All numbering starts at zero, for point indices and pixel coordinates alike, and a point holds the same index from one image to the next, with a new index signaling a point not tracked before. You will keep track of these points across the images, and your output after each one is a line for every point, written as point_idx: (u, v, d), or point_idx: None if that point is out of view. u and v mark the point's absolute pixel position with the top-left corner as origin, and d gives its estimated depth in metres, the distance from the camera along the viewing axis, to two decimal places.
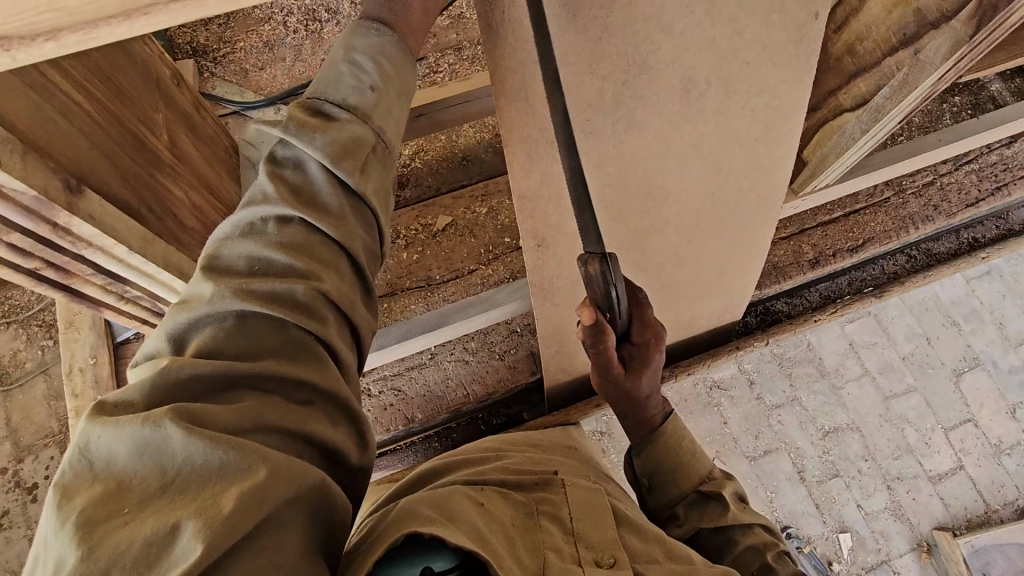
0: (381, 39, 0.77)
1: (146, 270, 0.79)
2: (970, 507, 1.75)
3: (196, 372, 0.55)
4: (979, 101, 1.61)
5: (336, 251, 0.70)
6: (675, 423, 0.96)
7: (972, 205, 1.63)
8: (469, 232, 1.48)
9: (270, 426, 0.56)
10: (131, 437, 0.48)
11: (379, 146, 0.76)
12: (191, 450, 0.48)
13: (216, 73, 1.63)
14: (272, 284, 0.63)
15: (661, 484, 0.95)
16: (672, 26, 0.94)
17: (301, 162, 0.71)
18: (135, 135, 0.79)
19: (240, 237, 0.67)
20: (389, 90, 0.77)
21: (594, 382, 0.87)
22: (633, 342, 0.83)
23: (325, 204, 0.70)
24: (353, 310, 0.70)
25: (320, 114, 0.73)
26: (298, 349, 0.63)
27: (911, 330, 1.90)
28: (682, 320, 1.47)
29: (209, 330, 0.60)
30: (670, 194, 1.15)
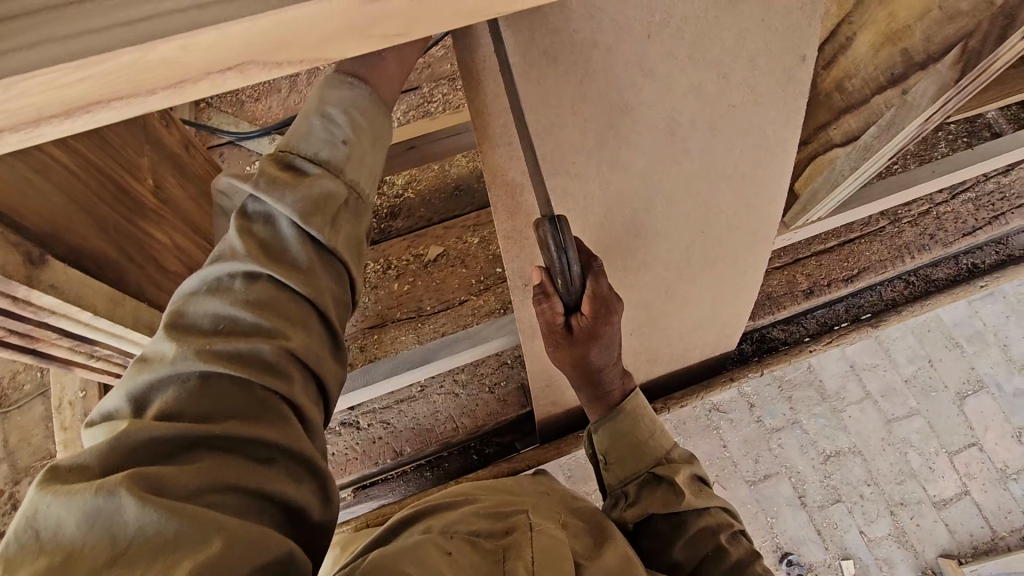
0: (355, 94, 0.74)
1: (115, 332, 0.78)
2: (976, 534, 1.70)
3: (152, 434, 0.52)
4: (974, 129, 1.60)
5: (303, 308, 0.67)
6: (633, 402, 0.97)
7: (969, 233, 1.62)
8: (460, 263, 1.48)
9: (231, 485, 0.54)
10: (83, 506, 0.47)
11: (352, 199, 0.73)
12: (144, 520, 0.47)
13: (212, 104, 1.65)
14: (235, 343, 0.60)
15: (618, 461, 0.95)
16: (653, 68, 0.93)
17: (270, 216, 0.68)
18: (118, 184, 0.80)
19: (207, 293, 0.64)
20: (362, 143, 0.74)
21: (548, 346, 0.90)
22: (581, 315, 0.83)
23: (294, 260, 0.67)
24: (322, 367, 0.68)
25: (291, 169, 0.70)
26: (261, 408, 0.60)
27: (913, 352, 1.83)
28: (675, 351, 1.47)
29: (168, 393, 0.57)
30: (659, 230, 1.15)
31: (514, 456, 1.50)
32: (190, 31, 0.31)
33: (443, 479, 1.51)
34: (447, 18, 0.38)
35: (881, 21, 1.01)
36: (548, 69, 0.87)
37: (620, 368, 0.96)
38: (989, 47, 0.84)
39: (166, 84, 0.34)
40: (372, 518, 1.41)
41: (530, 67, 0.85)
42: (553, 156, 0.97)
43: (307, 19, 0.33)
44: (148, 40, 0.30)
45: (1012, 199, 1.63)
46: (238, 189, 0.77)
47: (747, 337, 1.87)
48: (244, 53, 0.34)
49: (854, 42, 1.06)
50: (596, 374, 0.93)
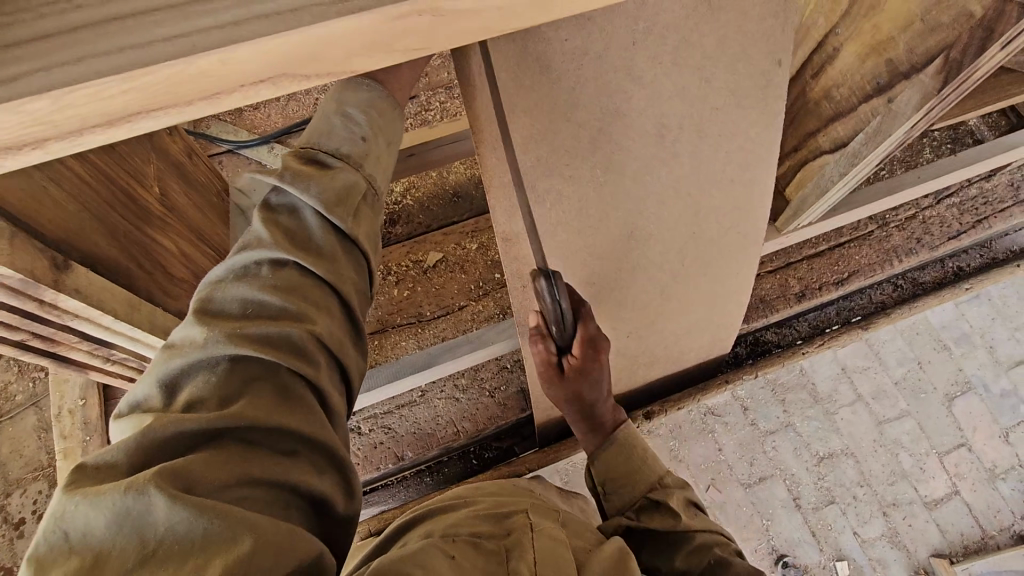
0: (372, 95, 0.77)
1: (134, 335, 0.81)
2: (967, 533, 1.73)
3: (180, 429, 0.54)
4: (957, 135, 1.65)
5: (326, 293, 0.69)
6: (624, 433, 1.06)
7: (954, 237, 1.66)
8: (458, 268, 1.50)
9: (255, 480, 0.55)
10: (112, 506, 0.48)
11: (370, 193, 0.75)
12: (175, 518, 0.48)
13: (211, 112, 1.66)
14: (264, 327, 0.62)
15: (615, 489, 1.00)
16: (645, 77, 0.97)
17: (294, 206, 0.70)
18: (128, 193, 0.81)
19: (234, 280, 0.66)
20: (377, 141, 0.78)
21: (544, 384, 1.01)
22: (572, 356, 0.94)
23: (319, 248, 0.69)
24: (344, 356, 0.70)
25: (314, 163, 0.73)
26: (286, 394, 0.61)
27: (902, 354, 1.87)
28: (670, 354, 1.50)
29: (199, 378, 0.59)
30: (655, 234, 1.18)
31: (513, 460, 1.52)
32: (228, 46, 0.33)
33: (444, 483, 1.52)
34: (460, 36, 0.40)
35: (865, 32, 1.06)
36: (542, 76, 0.90)
37: (612, 402, 1.05)
38: (969, 58, 0.87)
39: (204, 95, 0.36)
40: (374, 524, 1.42)
41: (524, 75, 0.88)
42: (549, 162, 1.00)
43: (334, 37, 0.35)
44: (186, 54, 0.32)
45: (994, 204, 1.68)
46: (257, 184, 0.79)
47: (741, 340, 1.90)
48: (270, 67, 0.36)
49: (840, 52, 1.11)
50: (589, 410, 1.03)
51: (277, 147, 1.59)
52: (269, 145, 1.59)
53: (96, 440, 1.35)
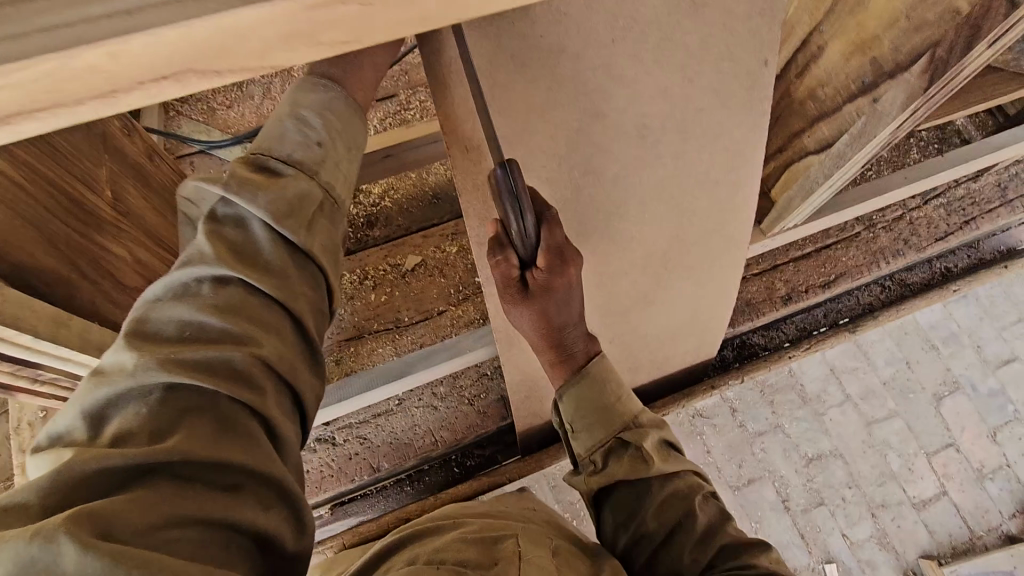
0: (331, 95, 0.75)
1: (64, 354, 0.72)
2: (955, 534, 1.72)
3: (102, 466, 0.49)
4: (944, 135, 1.63)
5: (276, 312, 0.65)
6: (598, 363, 0.91)
7: (942, 238, 1.64)
8: (437, 271, 1.46)
9: (189, 520, 0.50)
10: (11, 558, 0.41)
11: (328, 203, 0.72)
12: (87, 569, 0.42)
13: (183, 112, 1.61)
14: (203, 352, 0.58)
15: (585, 429, 0.89)
16: (622, 75, 0.93)
17: (242, 218, 0.66)
18: (70, 197, 0.76)
19: (173, 299, 0.61)
20: (336, 143, 0.74)
21: (502, 295, 0.84)
22: (536, 269, 0.78)
23: (267, 262, 0.65)
24: (295, 378, 0.65)
25: (265, 170, 0.69)
26: (226, 424, 0.57)
27: (891, 353, 1.85)
28: (655, 359, 1.47)
29: (128, 410, 0.54)
30: (636, 237, 1.14)
31: (495, 469, 1.48)
32: (116, 38, 0.28)
33: (423, 493, 1.48)
34: (396, 29, 0.36)
35: (850, 30, 1.03)
36: (514, 74, 0.86)
37: (583, 329, 0.90)
38: (955, 57, 0.85)
39: (94, 93, 0.31)
40: (349, 538, 1.38)
41: (495, 73, 0.84)
42: (524, 164, 0.96)
43: (244, 28, 0.31)
44: (65, 47, 0.28)
45: (982, 205, 1.66)
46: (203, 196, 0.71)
47: (727, 343, 1.85)
48: (173, 61, 0.31)
49: (824, 51, 1.08)
50: (558, 335, 0.87)
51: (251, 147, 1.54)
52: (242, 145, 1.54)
53: None
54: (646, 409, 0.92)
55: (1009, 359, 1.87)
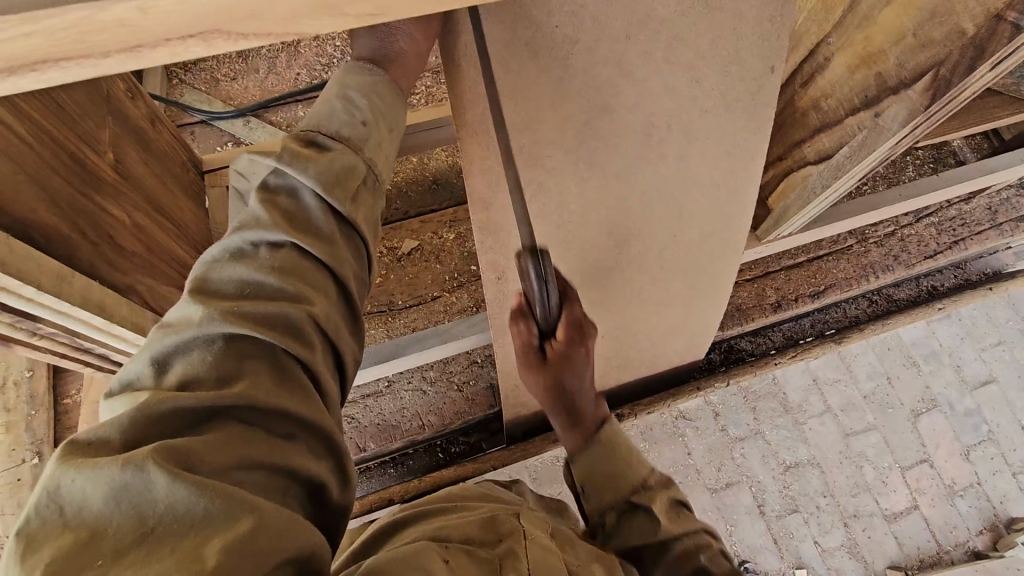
0: (375, 79, 0.77)
1: (62, 309, 0.69)
2: (923, 547, 1.76)
3: (179, 404, 0.50)
4: (940, 156, 1.66)
5: (326, 276, 0.66)
6: (608, 431, 0.96)
7: (931, 256, 1.67)
8: (434, 257, 1.47)
9: (257, 464, 0.52)
10: (108, 483, 0.44)
11: (370, 176, 0.73)
12: (175, 496, 0.44)
13: (185, 80, 1.61)
14: (264, 305, 0.59)
15: (593, 490, 0.92)
16: (635, 72, 0.94)
17: (295, 189, 0.67)
18: (73, 153, 0.76)
19: (230, 260, 0.62)
20: (379, 124, 0.75)
21: (523, 373, 0.94)
22: (556, 341, 0.87)
23: (317, 229, 0.66)
24: (342, 341, 0.66)
25: (312, 145, 0.70)
26: (284, 373, 0.58)
27: (873, 368, 1.89)
28: (644, 358, 1.49)
29: (194, 356, 0.55)
30: (635, 236, 1.16)
31: (479, 456, 1.49)
32: None
33: (408, 474, 1.49)
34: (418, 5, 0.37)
35: (857, 43, 1.04)
36: (529, 64, 0.87)
37: (593, 394, 0.96)
38: (959, 76, 0.86)
39: (119, 45, 0.32)
40: None
41: (511, 63, 0.86)
42: (530, 154, 0.96)
43: None
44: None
45: (972, 226, 1.69)
46: (257, 169, 0.73)
47: (715, 346, 1.86)
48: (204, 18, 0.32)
49: (831, 62, 1.09)
50: (570, 401, 0.95)
51: (253, 121, 1.56)
52: (245, 118, 1.56)
53: (42, 416, 1.29)
54: (657, 471, 0.93)
55: (986, 380, 1.91)
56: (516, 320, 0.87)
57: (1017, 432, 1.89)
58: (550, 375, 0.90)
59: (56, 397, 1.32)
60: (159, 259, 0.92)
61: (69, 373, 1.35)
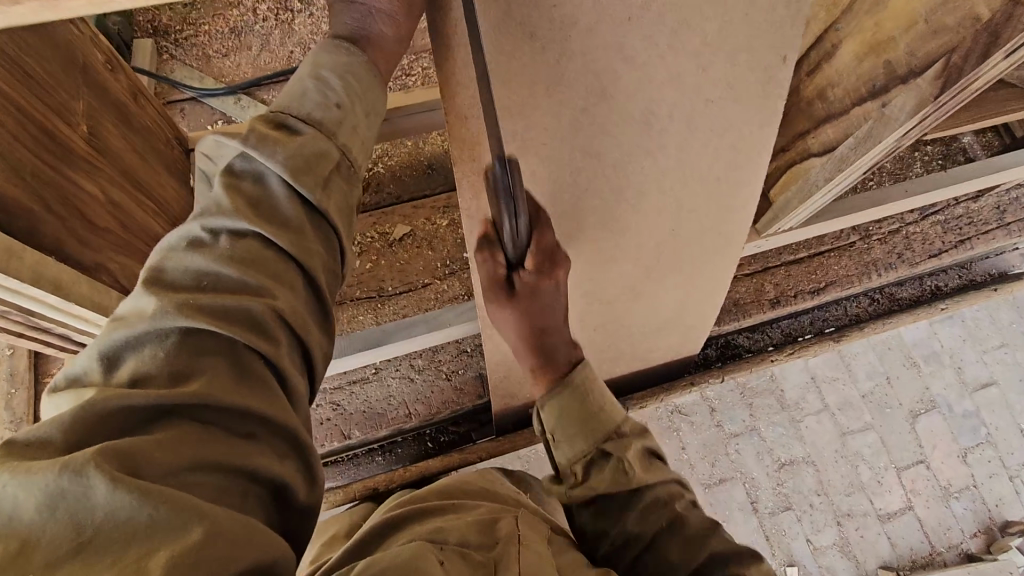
0: (350, 59, 0.73)
1: (16, 288, 0.66)
2: (916, 548, 1.74)
3: (126, 403, 0.48)
4: (950, 151, 1.61)
5: (292, 267, 0.63)
6: (583, 372, 0.93)
7: (935, 255, 1.63)
8: (426, 243, 1.44)
9: (210, 466, 0.50)
10: (43, 489, 0.42)
11: (343, 163, 0.70)
12: (115, 503, 0.43)
13: (176, 56, 1.57)
14: (222, 299, 0.56)
15: (567, 439, 0.90)
16: (632, 55, 0.90)
17: (261, 174, 0.64)
18: (41, 124, 0.73)
19: (188, 250, 0.59)
20: (355, 107, 0.72)
21: (494, 319, 0.96)
22: (523, 270, 0.90)
23: (283, 218, 0.63)
24: (307, 335, 0.63)
25: (283, 128, 0.67)
26: (242, 369, 0.55)
27: (871, 367, 1.86)
28: (637, 351, 1.46)
29: (146, 351, 0.53)
30: (629, 227, 1.13)
31: (467, 447, 1.47)
32: None
33: (395, 463, 1.48)
34: None
35: (866, 30, 0.99)
36: (523, 43, 0.83)
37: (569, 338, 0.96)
38: (971, 65, 0.81)
39: None
40: None
41: (504, 42, 0.82)
42: (522, 139, 0.93)
43: None
44: None
45: (979, 225, 1.65)
46: (222, 152, 0.66)
47: (711, 341, 1.81)
48: None
49: (839, 51, 1.05)
50: (541, 348, 0.94)
51: (245, 99, 1.53)
52: (236, 96, 1.53)
53: (23, 394, 1.28)
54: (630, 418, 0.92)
55: (987, 383, 1.88)
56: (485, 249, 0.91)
57: (1016, 436, 1.86)
58: (519, 310, 0.91)
59: (38, 376, 1.31)
60: (135, 239, 0.90)
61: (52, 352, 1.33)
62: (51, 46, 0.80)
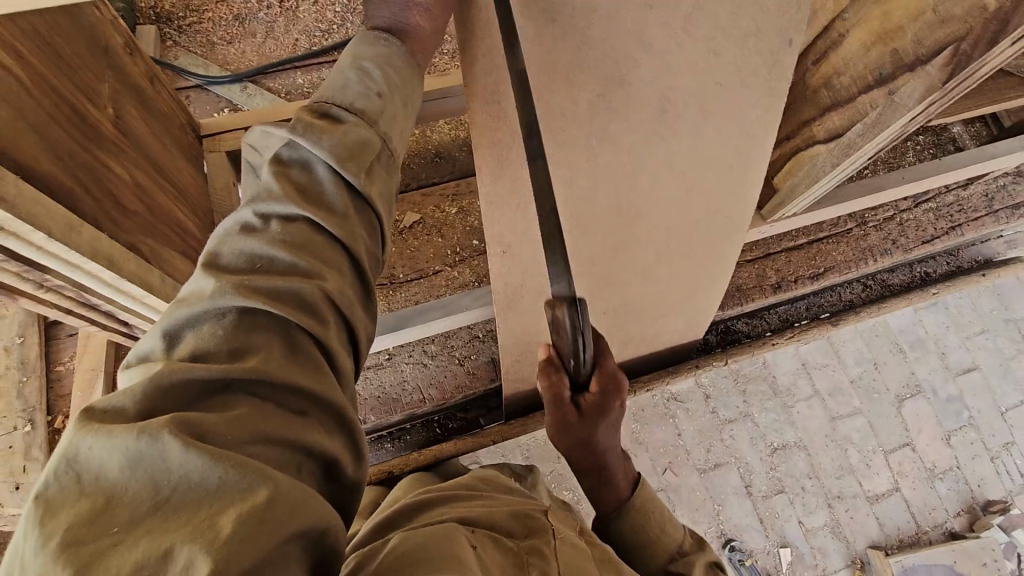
0: (389, 50, 0.76)
1: (70, 260, 0.67)
2: (903, 527, 1.80)
3: (191, 377, 0.49)
4: (940, 141, 1.67)
5: (339, 252, 0.64)
6: (641, 496, 0.94)
7: (928, 241, 1.68)
8: (436, 231, 1.45)
9: (271, 437, 0.50)
10: (124, 450, 0.43)
11: (384, 152, 0.72)
12: (189, 466, 0.44)
13: (179, 43, 1.56)
14: (275, 282, 0.57)
15: (632, 561, 0.92)
16: (653, 44, 0.93)
17: (307, 161, 0.66)
18: (70, 104, 0.73)
19: (241, 235, 0.61)
20: (394, 98, 0.74)
21: (552, 431, 0.86)
22: (590, 393, 0.82)
23: (330, 205, 0.65)
24: (354, 316, 0.64)
25: (325, 117, 0.69)
26: (294, 347, 0.56)
27: (860, 354, 1.91)
28: (644, 336, 1.49)
29: (204, 330, 0.54)
30: (644, 214, 1.16)
31: (478, 431, 1.50)
32: None
33: (404, 449, 1.50)
34: None
35: (874, 19, 1.02)
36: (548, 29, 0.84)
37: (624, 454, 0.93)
38: (979, 52, 0.84)
39: None
40: None
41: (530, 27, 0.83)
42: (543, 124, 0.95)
43: None
44: None
45: (969, 212, 1.70)
46: (269, 141, 0.68)
47: (711, 327, 1.88)
48: None
49: (846, 39, 1.08)
50: (600, 458, 0.90)
51: (251, 87, 1.53)
52: (241, 84, 1.52)
53: (34, 383, 1.27)
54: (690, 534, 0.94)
55: (969, 368, 1.95)
56: (545, 377, 0.82)
57: (997, 419, 1.93)
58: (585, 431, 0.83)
59: (51, 364, 1.30)
60: (159, 222, 0.90)
61: (62, 340, 1.32)
62: (76, 29, 0.79)
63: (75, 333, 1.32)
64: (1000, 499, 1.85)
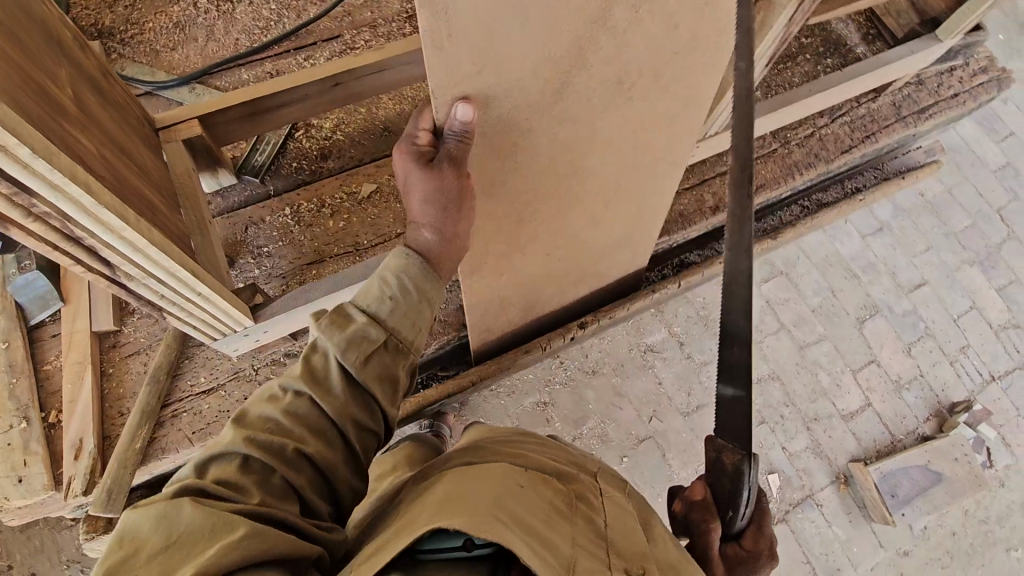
0: (407, 260, 0.97)
1: (54, 180, 0.72)
2: (878, 439, 1.94)
3: (204, 485, 0.73)
4: (847, 62, 1.84)
5: (327, 425, 0.87)
6: None
7: (847, 151, 1.83)
8: (394, 197, 1.55)
9: (258, 515, 0.73)
10: (152, 517, 0.66)
11: (391, 341, 0.94)
12: (192, 521, 0.66)
13: (123, 54, 1.62)
14: (270, 438, 0.81)
15: None
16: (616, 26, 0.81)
17: (325, 350, 0.89)
18: (33, 78, 0.81)
19: (260, 403, 0.86)
20: (406, 299, 0.96)
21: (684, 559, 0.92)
22: (740, 543, 0.91)
23: (330, 388, 0.88)
24: (335, 470, 0.86)
25: (345, 315, 0.92)
26: (279, 487, 0.79)
27: (818, 284, 2.08)
28: (601, 270, 1.60)
29: (220, 465, 0.78)
30: (590, 173, 1.13)
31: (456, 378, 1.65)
32: None
33: None
34: None
35: None
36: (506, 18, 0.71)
37: None
38: None
39: None
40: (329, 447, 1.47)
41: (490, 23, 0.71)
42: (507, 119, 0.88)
43: None
44: None
45: (881, 121, 1.86)
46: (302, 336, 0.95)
47: (666, 262, 1.90)
48: None
49: None
50: None
51: (199, 87, 1.60)
52: (190, 86, 1.59)
53: (23, 382, 1.32)
54: None
55: (920, 283, 2.12)
56: (699, 513, 0.88)
57: (951, 326, 2.09)
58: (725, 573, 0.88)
59: (37, 364, 1.36)
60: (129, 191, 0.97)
61: (46, 341, 1.38)
62: (29, 18, 0.87)
63: (59, 334, 1.39)
64: (963, 398, 2.02)
